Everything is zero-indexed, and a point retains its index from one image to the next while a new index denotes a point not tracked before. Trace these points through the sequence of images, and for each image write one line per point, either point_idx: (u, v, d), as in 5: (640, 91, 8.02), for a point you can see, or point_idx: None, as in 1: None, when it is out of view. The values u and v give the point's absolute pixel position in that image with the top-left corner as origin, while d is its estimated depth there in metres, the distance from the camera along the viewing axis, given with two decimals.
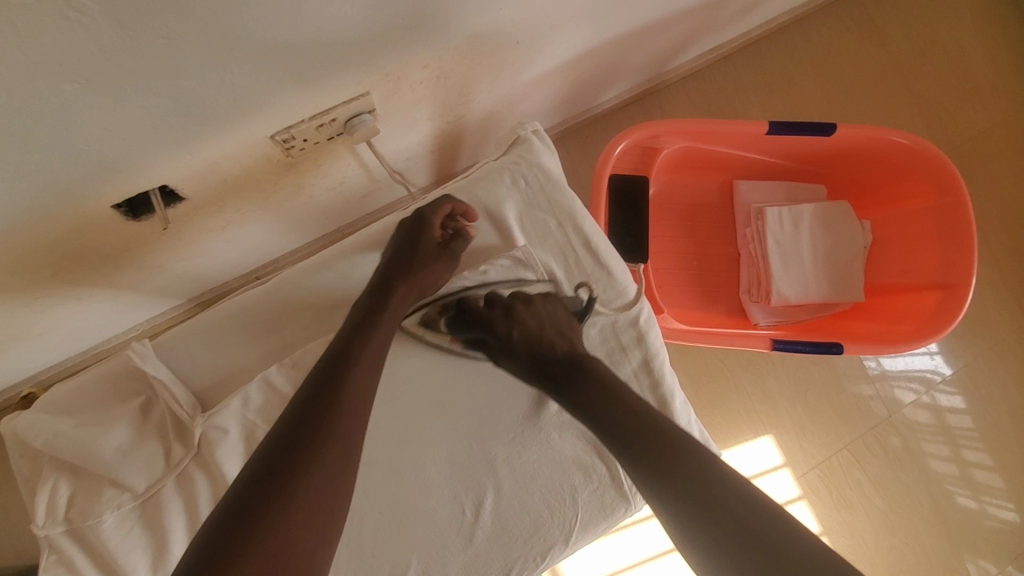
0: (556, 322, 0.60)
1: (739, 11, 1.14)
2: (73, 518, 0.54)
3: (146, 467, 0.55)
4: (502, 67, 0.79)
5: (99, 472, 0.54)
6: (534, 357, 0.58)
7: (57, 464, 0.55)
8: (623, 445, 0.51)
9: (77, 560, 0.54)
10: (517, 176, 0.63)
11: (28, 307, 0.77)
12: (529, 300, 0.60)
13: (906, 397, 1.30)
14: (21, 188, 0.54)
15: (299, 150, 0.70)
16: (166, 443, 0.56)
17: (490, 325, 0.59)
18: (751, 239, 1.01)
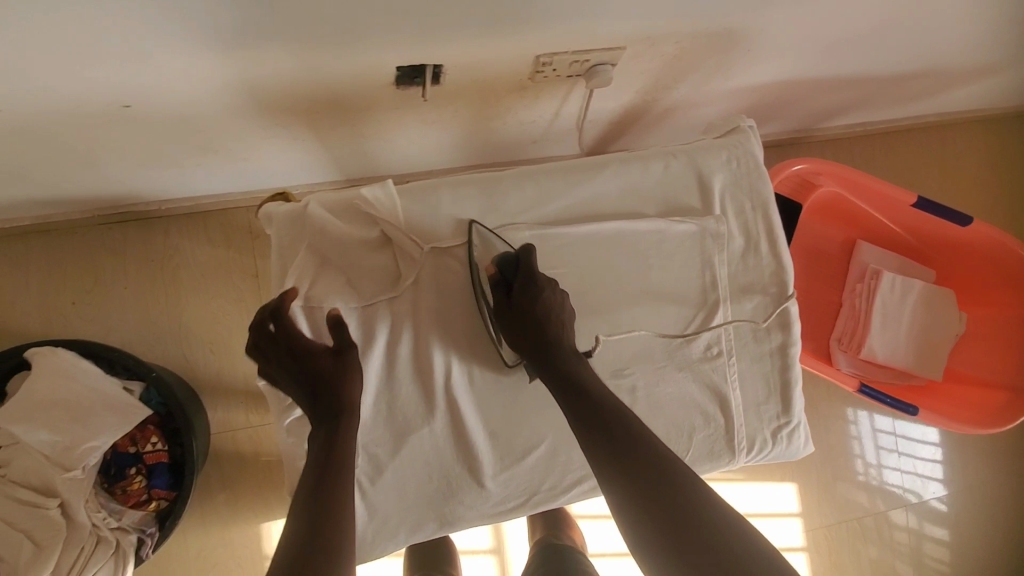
0: (566, 317, 0.66)
1: (906, 97, 1.23)
2: (309, 300, 0.64)
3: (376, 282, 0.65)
4: (719, 68, 0.90)
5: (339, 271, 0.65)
6: (540, 332, 0.64)
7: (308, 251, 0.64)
8: (612, 446, 0.58)
9: (301, 333, 0.65)
10: (732, 156, 0.72)
11: (260, 131, 0.88)
12: (552, 283, 0.66)
13: (890, 512, 1.38)
14: (361, 26, 0.65)
15: (543, 77, 0.82)
16: (395, 268, 0.66)
17: (519, 290, 0.64)
18: (858, 294, 1.09)
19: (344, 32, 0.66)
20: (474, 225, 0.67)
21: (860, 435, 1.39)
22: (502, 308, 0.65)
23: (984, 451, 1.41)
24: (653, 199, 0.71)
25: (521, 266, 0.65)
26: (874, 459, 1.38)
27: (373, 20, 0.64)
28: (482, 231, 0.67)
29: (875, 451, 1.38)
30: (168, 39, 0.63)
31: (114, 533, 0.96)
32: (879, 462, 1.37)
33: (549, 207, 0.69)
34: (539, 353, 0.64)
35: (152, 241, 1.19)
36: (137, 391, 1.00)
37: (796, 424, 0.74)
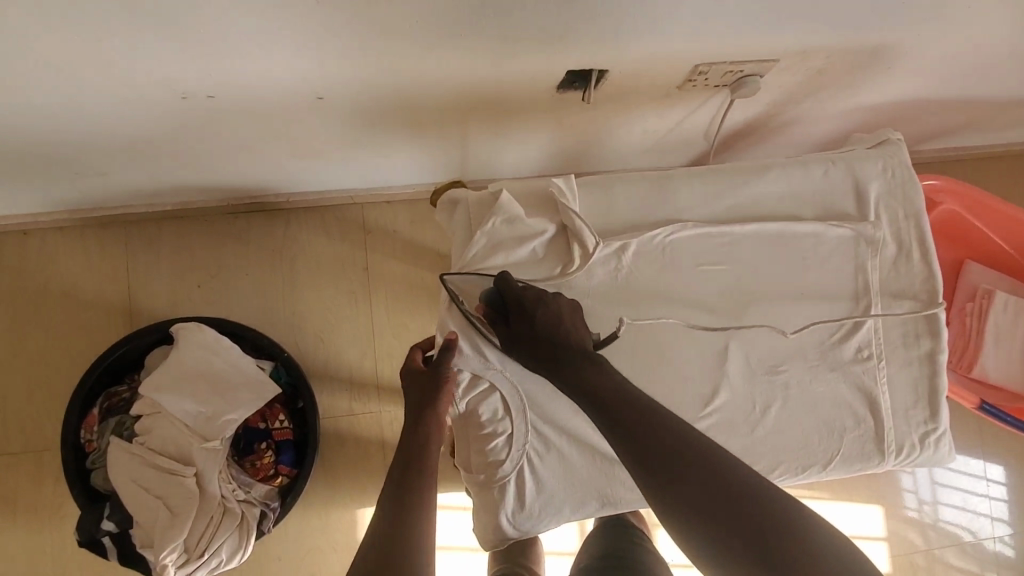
0: (569, 317, 0.67)
1: (1011, 124, 1.25)
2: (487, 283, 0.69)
3: (549, 270, 0.70)
4: (851, 85, 0.94)
5: (515, 258, 0.70)
6: (550, 347, 0.65)
7: (486, 236, 0.69)
8: (637, 443, 0.57)
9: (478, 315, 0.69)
10: (886, 166, 0.75)
11: (413, 131, 0.94)
12: (544, 295, 0.67)
13: (952, 553, 1.36)
14: (552, 32, 0.71)
15: (692, 86, 0.87)
16: (566, 258, 0.70)
17: (513, 315, 0.66)
18: (969, 313, 1.09)
19: (534, 38, 0.72)
20: (445, 280, 0.69)
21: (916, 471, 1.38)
22: (506, 340, 0.67)
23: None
24: (813, 202, 0.74)
25: (506, 291, 0.66)
26: (929, 496, 1.37)
27: (566, 26, 0.70)
28: (456, 279, 0.69)
29: (931, 489, 1.37)
30: (381, 42, 0.69)
31: (241, 505, 1.00)
32: (935, 500, 1.36)
33: (713, 206, 0.73)
34: (549, 361, 0.65)
35: (274, 231, 1.26)
36: (267, 368, 1.06)
37: (945, 430, 0.74)
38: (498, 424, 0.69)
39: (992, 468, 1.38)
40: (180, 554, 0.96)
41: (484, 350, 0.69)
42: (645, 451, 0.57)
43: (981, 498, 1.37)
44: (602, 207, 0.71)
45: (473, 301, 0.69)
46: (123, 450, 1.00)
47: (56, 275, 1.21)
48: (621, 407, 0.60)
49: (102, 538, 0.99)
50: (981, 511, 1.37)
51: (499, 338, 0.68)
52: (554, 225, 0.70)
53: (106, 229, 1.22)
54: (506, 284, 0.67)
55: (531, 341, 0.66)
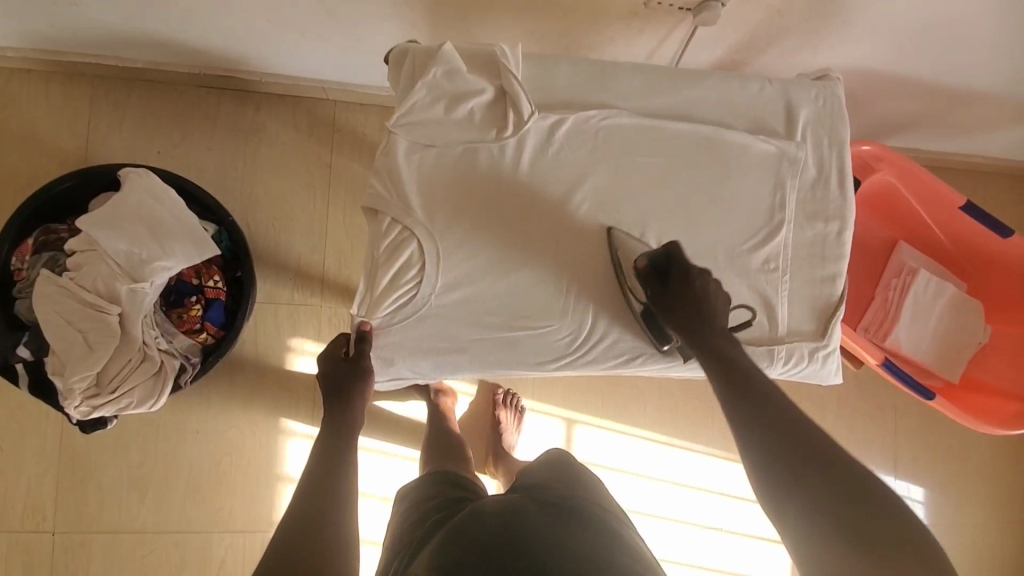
0: (721, 298, 0.70)
1: (971, 126, 1.29)
2: (419, 132, 0.70)
3: (482, 132, 0.71)
4: (811, 37, 0.97)
5: (450, 115, 0.70)
6: (693, 308, 0.68)
7: (429, 87, 0.70)
8: (729, 383, 0.63)
9: (402, 159, 0.69)
10: (819, 95, 0.79)
11: (388, 10, 0.96)
12: (704, 269, 0.70)
13: None
14: None
15: (658, 4, 0.90)
16: (501, 123, 0.71)
17: (673, 276, 0.69)
18: (893, 287, 1.14)
19: None
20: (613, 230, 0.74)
21: None
22: (655, 299, 0.70)
23: (967, 479, 1.49)
24: (744, 115, 0.78)
25: (674, 259, 0.69)
26: None
27: None
28: (620, 234, 0.75)
29: None
30: None
31: (160, 354, 1.01)
32: None
33: (651, 101, 0.76)
34: (697, 328, 0.67)
35: (243, 112, 1.26)
36: (211, 231, 1.07)
37: (833, 349, 0.79)
38: (409, 273, 0.70)
39: (910, 486, 1.47)
40: (91, 386, 0.98)
41: (408, 197, 0.70)
42: (728, 390, 0.63)
43: None
44: (543, 80, 0.73)
45: (631, 259, 0.73)
46: (51, 281, 0.99)
47: (15, 115, 1.20)
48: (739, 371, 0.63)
49: (16, 364, 1.01)
50: None
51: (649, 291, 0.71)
52: (493, 88, 0.71)
53: (74, 79, 1.22)
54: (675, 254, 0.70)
55: (676, 302, 0.68)
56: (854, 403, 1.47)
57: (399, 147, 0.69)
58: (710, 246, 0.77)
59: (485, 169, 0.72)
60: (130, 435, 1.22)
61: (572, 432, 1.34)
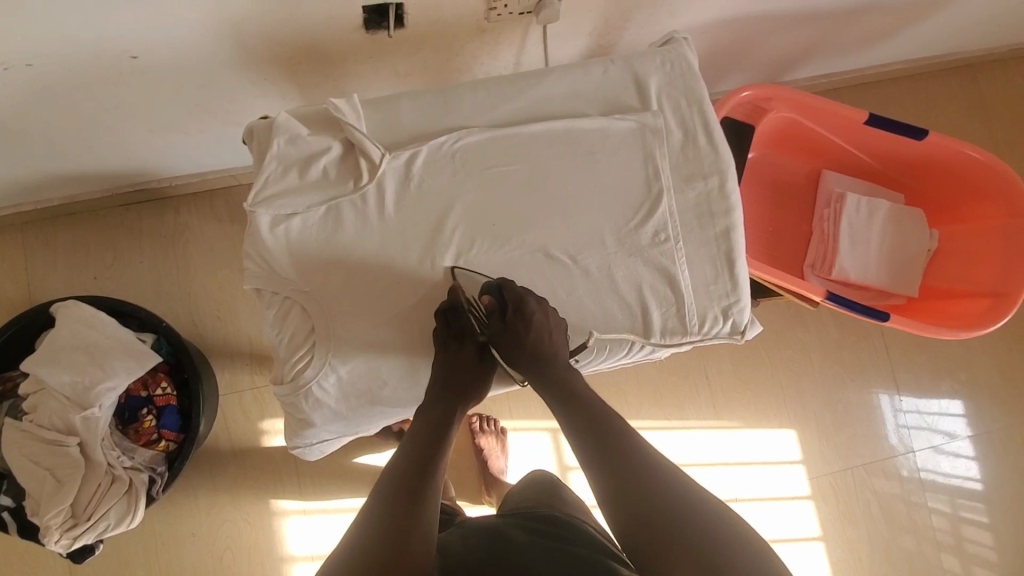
0: (551, 325, 0.73)
1: (868, 38, 1.28)
2: (277, 204, 0.71)
3: (340, 188, 0.72)
4: (662, 4, 0.97)
5: (304, 179, 0.71)
6: (522, 341, 0.73)
7: (276, 160, 0.71)
8: (554, 392, 0.73)
9: (264, 234, 0.70)
10: (665, 60, 0.79)
11: (254, 89, 0.98)
12: (543, 307, 0.73)
13: (928, 498, 1.41)
14: None
15: (498, 15, 0.90)
16: (356, 174, 0.72)
17: (512, 313, 0.72)
18: (826, 218, 1.13)
19: None
20: (453, 271, 0.74)
21: (889, 423, 1.43)
22: (499, 331, 0.73)
23: (975, 381, 1.44)
24: (595, 100, 0.78)
25: (509, 296, 0.72)
26: (899, 442, 1.42)
27: None
28: (464, 272, 0.74)
29: (901, 436, 1.42)
30: None
31: (127, 472, 1.03)
32: (908, 448, 1.41)
33: (498, 112, 0.76)
34: (528, 354, 0.73)
35: (165, 219, 1.30)
36: (149, 341, 1.09)
37: (745, 302, 0.78)
38: (302, 340, 0.71)
39: (934, 405, 1.43)
40: (67, 519, 1.00)
41: (280, 268, 0.70)
42: (561, 404, 0.73)
43: (953, 442, 1.42)
44: (387, 121, 0.74)
45: (477, 293, 0.74)
46: (11, 427, 1.02)
47: None
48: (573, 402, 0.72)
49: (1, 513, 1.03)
50: (957, 455, 1.42)
51: (491, 324, 0.74)
52: (339, 143, 0.72)
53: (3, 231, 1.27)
54: (509, 287, 0.72)
55: (511, 338, 0.73)
56: (839, 339, 1.43)
57: (260, 223, 0.70)
58: (598, 232, 0.77)
59: (352, 220, 0.72)
60: (131, 553, 1.23)
61: (561, 440, 1.33)
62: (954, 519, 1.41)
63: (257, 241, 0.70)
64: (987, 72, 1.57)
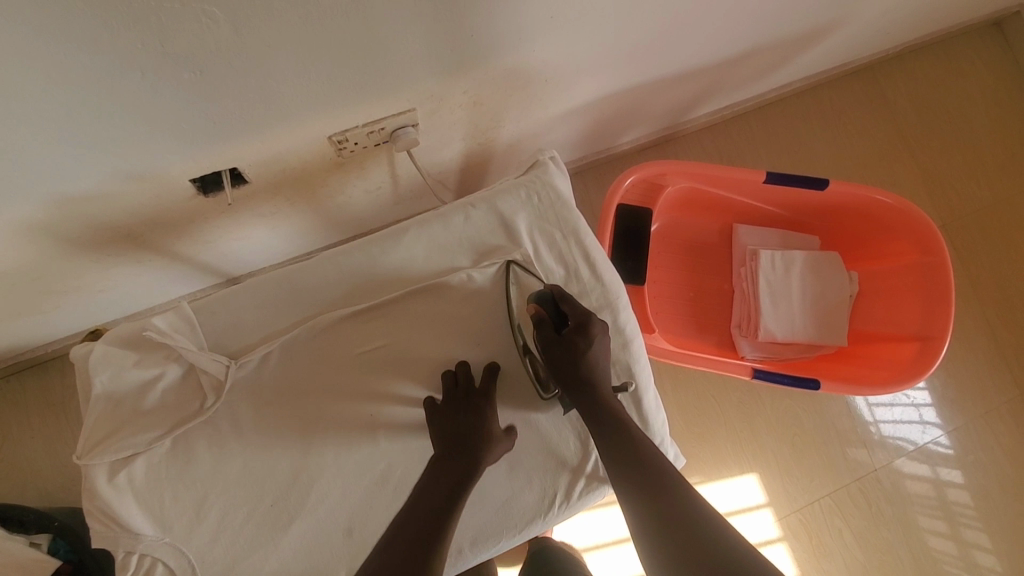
0: (604, 352, 0.67)
1: (762, 73, 1.23)
2: (111, 450, 0.61)
3: (182, 414, 0.63)
4: (531, 102, 0.90)
5: (139, 414, 0.63)
6: (571, 362, 0.65)
7: (102, 398, 0.62)
8: (597, 421, 0.64)
9: (100, 487, 0.61)
10: (531, 192, 0.72)
11: (100, 264, 0.88)
12: (602, 330, 0.68)
13: (902, 463, 1.41)
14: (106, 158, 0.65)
15: (350, 152, 0.82)
16: (200, 394, 0.64)
17: (570, 328, 0.66)
18: (744, 277, 1.09)
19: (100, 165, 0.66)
20: (513, 264, 0.70)
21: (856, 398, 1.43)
22: (551, 342, 0.66)
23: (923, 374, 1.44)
24: (461, 251, 0.71)
25: (566, 306, 0.67)
26: (870, 416, 1.42)
27: (111, 143, 0.64)
28: (519, 270, 0.70)
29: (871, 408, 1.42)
30: None
31: None
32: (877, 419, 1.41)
33: (352, 286, 0.69)
34: (576, 377, 0.65)
35: (53, 385, 1.18)
36: (44, 544, 0.98)
37: (659, 440, 0.73)
38: None
39: None
40: None
41: (127, 521, 0.61)
42: (606, 442, 0.63)
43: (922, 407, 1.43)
44: (227, 326, 0.66)
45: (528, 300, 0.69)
46: None
47: None
48: (621, 430, 0.63)
49: None
50: (927, 420, 1.43)
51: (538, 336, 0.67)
52: (174, 363, 0.63)
53: None
54: (570, 299, 0.68)
55: (559, 353, 0.66)
56: None
57: (96, 473, 0.61)
58: None
59: (205, 445, 0.64)
60: None
61: None
62: (929, 530, 1.39)
63: (94, 494, 0.61)
64: (889, 72, 1.55)
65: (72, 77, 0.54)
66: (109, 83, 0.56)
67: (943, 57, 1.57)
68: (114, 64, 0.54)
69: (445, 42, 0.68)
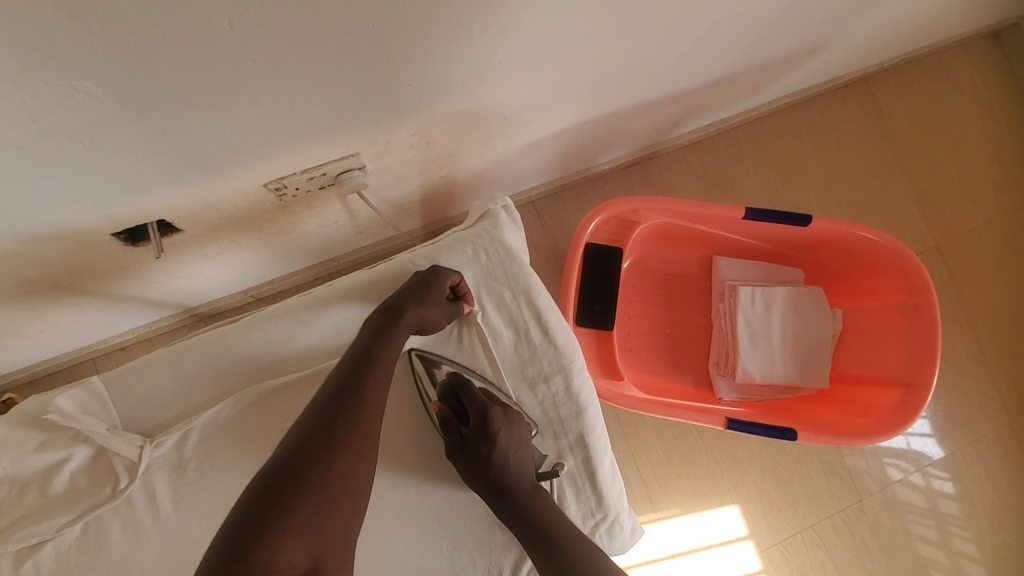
0: (517, 441, 0.64)
1: (746, 93, 1.16)
2: (13, 541, 0.56)
3: (95, 497, 0.58)
4: (492, 137, 0.84)
5: (47, 499, 0.57)
6: (481, 464, 0.62)
7: (6, 481, 0.57)
8: (519, 522, 0.61)
9: None
10: (478, 249, 0.67)
11: (29, 312, 0.82)
12: (508, 420, 0.64)
13: (895, 475, 1.37)
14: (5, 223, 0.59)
15: (291, 196, 0.76)
16: (116, 476, 0.58)
17: (471, 430, 0.63)
18: (721, 314, 1.04)
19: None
20: (412, 353, 0.67)
21: None
22: (458, 445, 0.63)
23: None
24: None
25: (467, 401, 0.63)
26: None
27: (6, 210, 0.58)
28: (423, 358, 0.67)
29: None
30: None
31: None
32: None
33: (283, 355, 0.64)
34: (490, 482, 0.62)
35: None
36: None
37: (615, 515, 0.69)
38: None
39: None
40: None
41: None
42: (530, 541, 0.61)
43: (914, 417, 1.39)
44: (141, 402, 0.61)
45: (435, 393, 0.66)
46: None
47: None
48: (541, 531, 0.60)
49: None
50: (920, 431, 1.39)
51: (446, 442, 0.64)
52: (85, 443, 0.58)
53: None
54: (472, 390, 0.64)
55: (468, 455, 0.63)
56: None
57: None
58: (431, 468, 0.67)
59: (121, 532, 0.58)
60: None
61: None
62: (915, 561, 1.36)
63: None
64: (883, 84, 1.48)
65: None
66: None
67: (940, 69, 1.50)
68: None
69: (382, 89, 0.62)
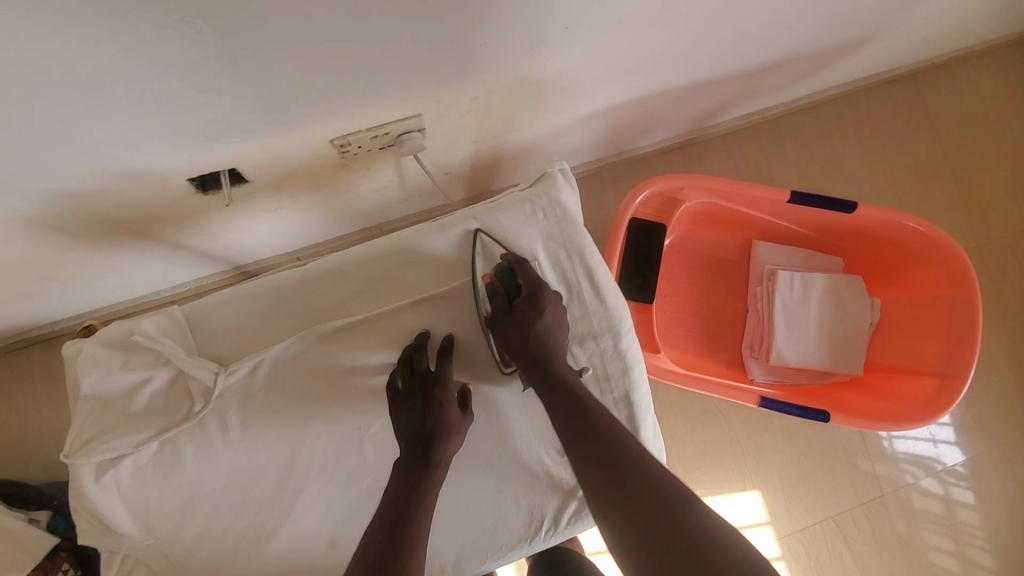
0: (557, 324, 0.65)
1: (795, 80, 1.16)
2: (97, 453, 0.61)
3: (170, 418, 0.62)
4: (545, 108, 0.86)
5: (128, 416, 0.62)
6: (523, 334, 0.63)
7: (93, 397, 0.61)
8: (555, 400, 0.61)
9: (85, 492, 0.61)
10: (536, 209, 0.68)
11: (99, 254, 0.87)
12: (556, 302, 0.65)
13: (911, 480, 1.37)
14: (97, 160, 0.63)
15: (353, 155, 0.80)
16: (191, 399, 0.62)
17: (522, 301, 0.64)
18: (759, 297, 1.05)
19: (91, 167, 0.64)
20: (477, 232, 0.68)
21: None
22: (504, 316, 0.64)
23: None
24: (459, 269, 0.69)
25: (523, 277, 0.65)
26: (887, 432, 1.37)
27: (100, 148, 0.62)
28: (486, 240, 0.68)
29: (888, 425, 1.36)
30: None
31: None
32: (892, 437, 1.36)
33: (345, 301, 0.66)
34: (529, 354, 0.63)
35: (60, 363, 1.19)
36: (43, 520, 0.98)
37: None
38: None
39: None
40: None
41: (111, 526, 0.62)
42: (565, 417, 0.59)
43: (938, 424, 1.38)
44: (215, 333, 0.64)
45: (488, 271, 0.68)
46: None
47: None
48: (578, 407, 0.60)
49: None
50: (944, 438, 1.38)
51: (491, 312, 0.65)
52: (165, 367, 0.62)
53: None
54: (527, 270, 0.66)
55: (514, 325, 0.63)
56: None
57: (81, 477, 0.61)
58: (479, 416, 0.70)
59: (192, 452, 0.63)
60: None
61: None
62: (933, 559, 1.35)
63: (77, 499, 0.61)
64: (933, 79, 1.46)
65: (53, 87, 0.51)
66: (92, 95, 0.54)
67: (992, 67, 1.47)
68: (93, 75, 0.51)
69: (451, 51, 0.64)
